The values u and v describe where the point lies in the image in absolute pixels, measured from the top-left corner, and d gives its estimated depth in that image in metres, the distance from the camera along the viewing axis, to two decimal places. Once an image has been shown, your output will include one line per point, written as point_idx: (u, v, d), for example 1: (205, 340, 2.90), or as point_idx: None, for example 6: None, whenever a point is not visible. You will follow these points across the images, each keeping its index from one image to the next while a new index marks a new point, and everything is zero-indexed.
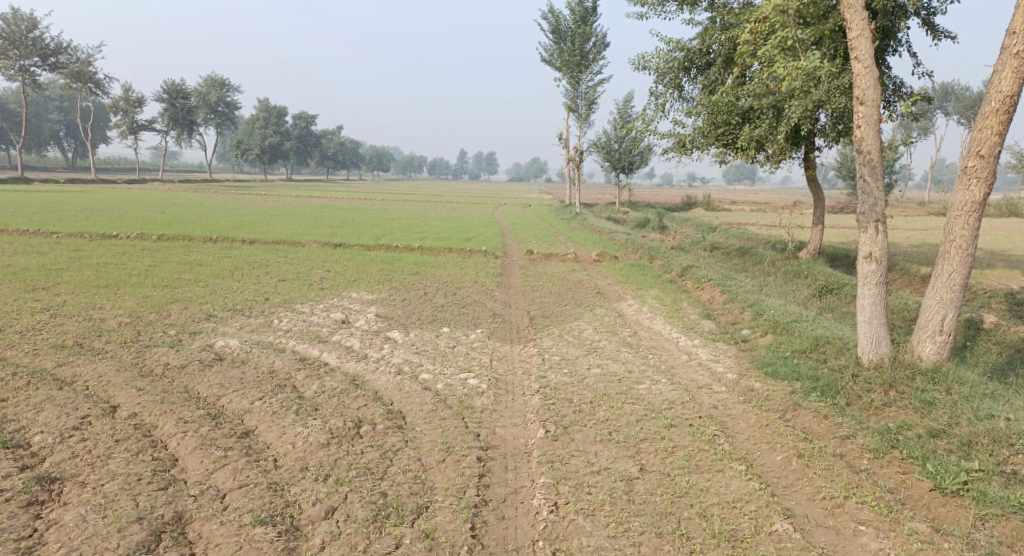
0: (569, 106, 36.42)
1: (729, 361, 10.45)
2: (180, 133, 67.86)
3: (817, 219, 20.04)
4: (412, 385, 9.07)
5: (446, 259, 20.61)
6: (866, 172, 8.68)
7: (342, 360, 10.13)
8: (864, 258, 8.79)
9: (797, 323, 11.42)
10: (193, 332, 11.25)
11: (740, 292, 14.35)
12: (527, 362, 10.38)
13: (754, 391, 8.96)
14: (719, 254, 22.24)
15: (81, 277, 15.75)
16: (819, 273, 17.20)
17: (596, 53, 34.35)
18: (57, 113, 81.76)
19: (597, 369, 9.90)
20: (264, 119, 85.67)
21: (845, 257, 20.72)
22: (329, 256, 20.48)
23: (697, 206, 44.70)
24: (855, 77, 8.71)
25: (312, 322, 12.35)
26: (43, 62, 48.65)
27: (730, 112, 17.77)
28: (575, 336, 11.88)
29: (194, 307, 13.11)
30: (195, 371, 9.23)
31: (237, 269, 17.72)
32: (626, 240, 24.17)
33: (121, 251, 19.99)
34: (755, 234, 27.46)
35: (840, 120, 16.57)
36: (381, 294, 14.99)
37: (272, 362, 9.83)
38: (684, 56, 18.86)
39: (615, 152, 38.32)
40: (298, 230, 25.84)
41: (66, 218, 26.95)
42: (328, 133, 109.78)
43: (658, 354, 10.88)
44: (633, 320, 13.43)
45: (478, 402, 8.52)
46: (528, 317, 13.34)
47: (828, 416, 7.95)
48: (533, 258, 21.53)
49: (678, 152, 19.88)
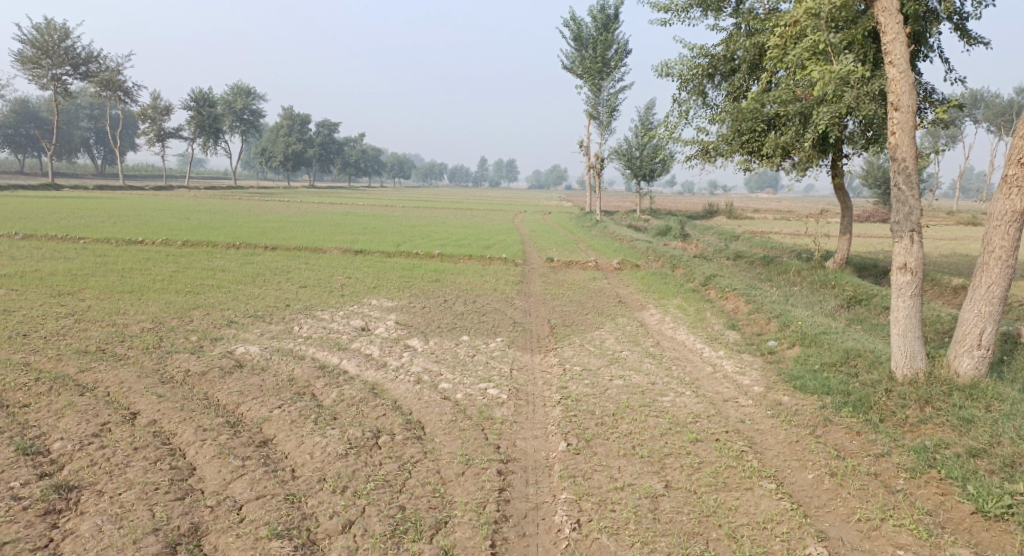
0: (591, 114, 36.26)
1: (755, 374, 10.20)
2: (206, 140, 68.69)
3: (845, 227, 19.67)
4: (431, 395, 8.96)
5: (467, 266, 20.50)
6: (901, 180, 8.45)
7: (361, 368, 10.04)
8: (898, 269, 8.56)
9: (826, 335, 11.14)
10: (214, 338, 11.23)
11: (766, 302, 14.08)
12: (548, 372, 10.22)
13: (782, 406, 8.72)
14: (743, 263, 21.93)
15: (105, 282, 15.84)
16: (846, 283, 16.85)
17: (618, 60, 34.19)
18: (87, 121, 83.20)
19: (620, 380, 9.70)
20: (288, 126, 86.49)
21: (873, 267, 20.32)
22: (350, 262, 20.47)
23: (719, 215, 44.27)
24: (889, 83, 8.50)
25: (331, 329, 12.29)
26: (73, 71, 49.51)
27: (755, 120, 17.50)
28: (597, 346, 11.69)
29: (216, 313, 13.11)
30: (214, 378, 9.18)
31: (258, 275, 17.75)
32: (648, 248, 23.91)
33: (145, 256, 20.15)
34: (779, 243, 27.07)
35: (869, 127, 16.24)
36: (401, 302, 14.91)
37: (292, 369, 9.76)
38: (708, 62, 18.64)
39: (636, 159, 38.06)
40: (320, 237, 25.91)
41: (92, 223, 27.27)
42: (351, 141, 110.56)
43: (682, 365, 10.65)
44: (656, 329, 13.21)
45: (499, 413, 8.37)
46: (548, 326, 13.18)
47: (861, 433, 7.71)
48: (554, 266, 21.36)
49: (702, 160, 19.63)
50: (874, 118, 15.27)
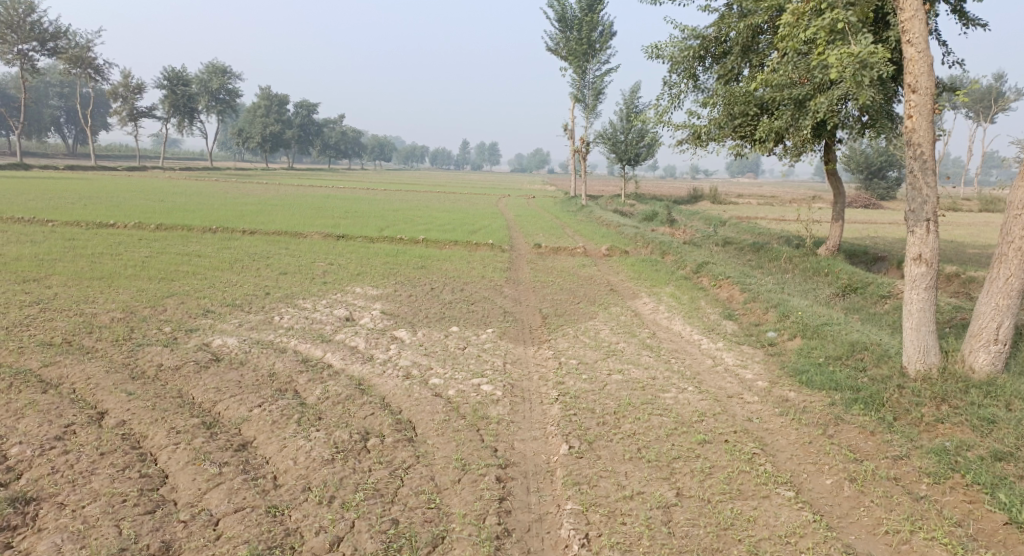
0: (576, 96, 35.67)
1: (758, 368, 9.81)
2: (181, 120, 67.08)
3: (837, 214, 19.35)
4: (421, 391, 8.46)
5: (452, 252, 19.94)
6: (918, 166, 8.06)
7: (346, 362, 9.50)
8: (912, 260, 8.22)
9: (828, 327, 10.79)
10: (189, 329, 10.62)
11: (762, 291, 13.70)
12: (543, 366, 9.74)
13: (789, 402, 8.35)
14: (733, 250, 21.57)
15: (73, 269, 15.10)
16: (841, 271, 16.54)
17: (604, 42, 33.58)
18: (58, 99, 81.11)
19: (618, 375, 9.27)
20: (266, 107, 84.89)
21: (864, 254, 20.06)
22: (331, 248, 19.81)
23: (704, 200, 43.97)
24: (907, 63, 8.08)
25: (314, 320, 11.71)
26: (42, 47, 47.96)
27: (748, 103, 17.06)
28: (592, 337, 11.24)
29: (191, 302, 12.47)
30: (189, 374, 8.60)
31: (236, 261, 17.07)
32: (636, 234, 23.48)
33: (117, 241, 19.37)
34: (767, 228, 26.79)
35: (865, 111, 15.88)
36: (386, 290, 14.35)
37: (272, 364, 9.20)
38: (699, 44, 18.14)
39: (621, 143, 37.51)
40: (300, 221, 25.19)
41: (62, 205, 26.31)
42: (330, 123, 108.71)
43: (681, 359, 10.24)
44: (651, 320, 12.78)
45: (493, 411, 7.89)
46: (540, 316, 12.69)
47: (876, 433, 7.38)
48: (541, 252, 20.86)
49: (692, 144, 19.18)
50: (871, 103, 14.91)
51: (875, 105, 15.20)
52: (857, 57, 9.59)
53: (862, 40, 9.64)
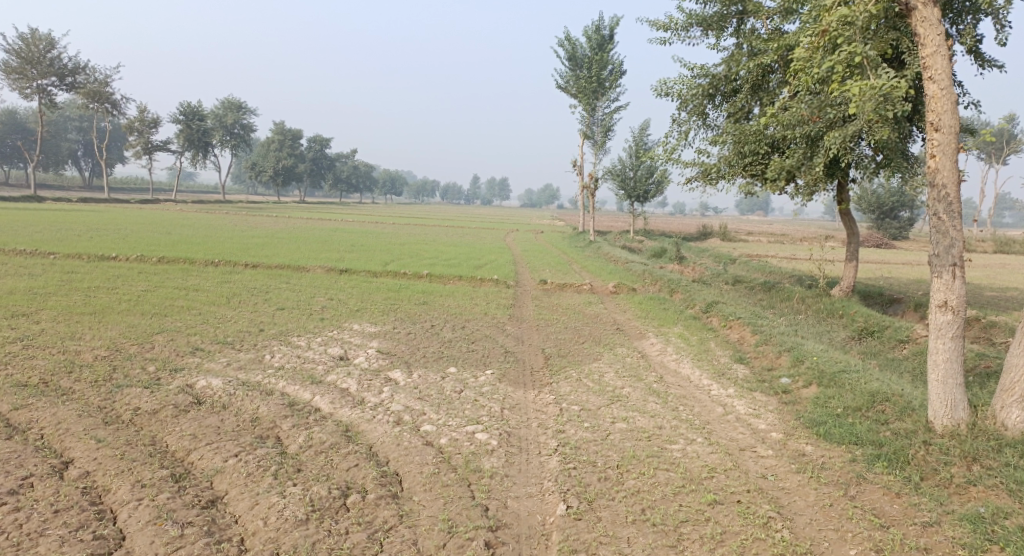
0: (585, 133, 35.53)
1: (772, 417, 9.24)
2: (195, 153, 67.56)
3: (850, 254, 18.76)
4: (411, 440, 7.92)
5: (456, 288, 19.49)
6: (943, 208, 7.57)
7: (335, 406, 8.97)
8: (936, 306, 7.70)
9: (846, 373, 10.20)
10: (174, 369, 10.16)
11: (775, 333, 13.14)
12: (543, 412, 9.18)
13: (806, 457, 7.81)
14: (743, 289, 21.02)
15: (66, 302, 14.73)
16: (856, 313, 15.97)
17: (613, 80, 33.54)
18: (76, 133, 82.20)
19: (622, 423, 8.71)
20: (279, 141, 85.55)
21: (879, 295, 19.49)
22: (333, 283, 19.41)
23: (714, 237, 43.50)
24: (929, 100, 7.66)
25: (306, 359, 11.22)
26: (60, 82, 48.53)
27: (758, 141, 16.72)
28: (595, 381, 10.69)
29: (181, 339, 12.03)
30: (167, 418, 8.13)
31: (234, 295, 16.69)
32: (644, 271, 22.98)
33: (116, 273, 19.06)
34: (778, 267, 26.24)
35: (879, 150, 15.47)
36: (385, 327, 13.87)
37: (256, 407, 8.70)
38: (709, 82, 17.85)
39: (630, 180, 37.21)
40: (304, 255, 24.87)
41: (67, 237, 26.12)
42: (343, 157, 109.48)
43: (689, 406, 9.66)
44: (658, 362, 12.22)
45: (486, 464, 7.34)
46: (543, 356, 12.14)
47: (902, 494, 6.83)
48: (546, 289, 20.38)
49: (702, 181, 18.80)
50: (885, 141, 14.52)
51: (890, 143, 14.81)
52: (877, 92, 9.19)
53: (881, 74, 9.23)
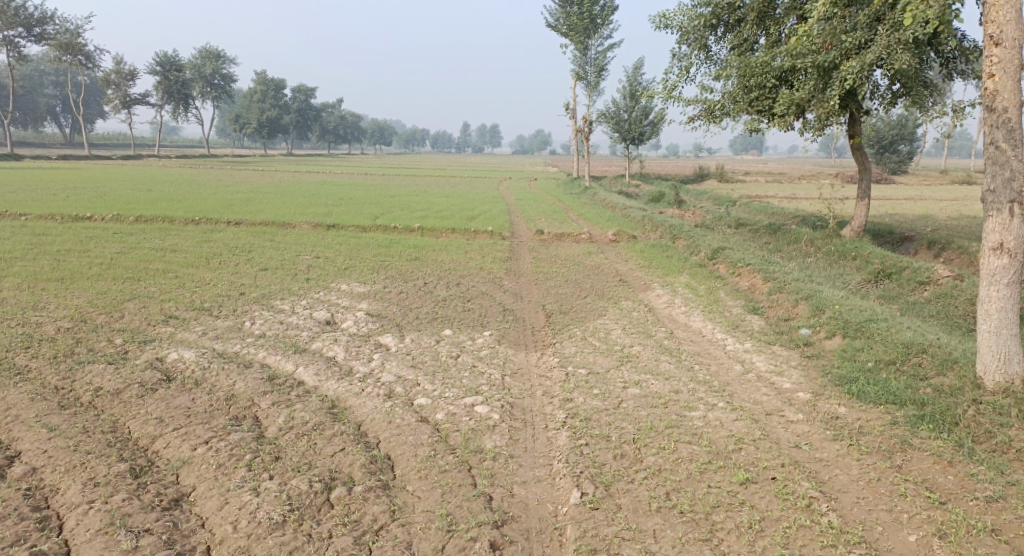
0: (578, 74, 34.08)
1: (797, 374, 8.45)
2: (175, 107, 65.56)
3: (862, 192, 17.80)
4: (404, 416, 7.15)
5: (449, 241, 18.56)
6: (1003, 135, 6.74)
7: (320, 379, 8.15)
8: (990, 250, 6.94)
9: (873, 322, 9.40)
10: (143, 341, 9.31)
11: (789, 279, 12.29)
12: (548, 378, 8.38)
13: (841, 421, 7.07)
14: (747, 233, 20.12)
15: (32, 268, 13.77)
16: (870, 254, 15.12)
17: (606, 16, 31.97)
18: (52, 88, 79.73)
19: (635, 388, 7.94)
20: (263, 92, 83.02)
21: (890, 234, 18.59)
22: (319, 239, 18.44)
23: (711, 178, 42.43)
24: (989, 9, 6.75)
25: (289, 325, 10.35)
26: (27, 34, 46.38)
27: (765, 75, 15.56)
28: (602, 340, 9.89)
29: (153, 306, 11.15)
30: (131, 399, 7.34)
31: (214, 255, 15.75)
32: (643, 217, 22.01)
33: (89, 235, 18.04)
34: (781, 208, 25.29)
35: (897, 79, 14.40)
36: (375, 286, 12.99)
37: (232, 383, 7.87)
38: (711, 12, 16.61)
39: (625, 122, 35.90)
40: (290, 209, 23.84)
41: (42, 198, 24.97)
42: (329, 106, 106.59)
43: (705, 365, 8.88)
44: (667, 315, 11.42)
45: (487, 442, 6.62)
46: (544, 314, 11.32)
47: (955, 463, 6.11)
48: (544, 239, 19.46)
49: (705, 120, 17.69)
50: (905, 69, 13.43)
51: (909, 71, 13.73)
52: None
53: None
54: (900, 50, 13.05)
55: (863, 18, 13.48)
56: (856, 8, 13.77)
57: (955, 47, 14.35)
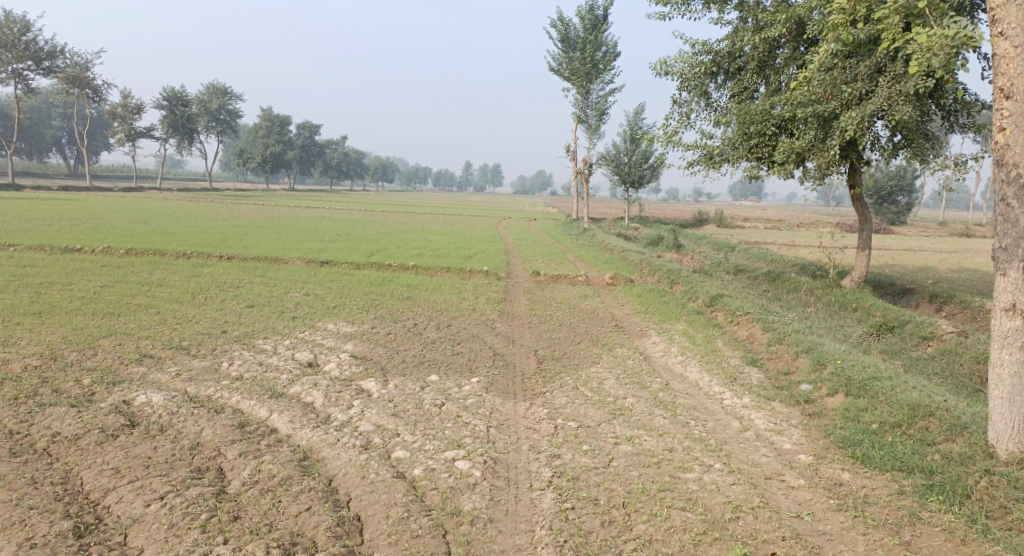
0: (578, 117, 34.16)
1: (797, 433, 7.99)
2: (179, 140, 65.84)
3: (863, 242, 17.51)
4: (379, 471, 6.72)
5: (443, 281, 18.22)
6: (1015, 191, 6.47)
7: (294, 426, 7.67)
8: (1002, 311, 6.65)
9: (878, 380, 8.99)
10: (113, 381, 8.87)
11: (790, 330, 11.89)
12: (535, 431, 7.93)
13: (844, 488, 6.68)
14: (746, 280, 19.80)
15: (11, 301, 13.37)
16: (872, 306, 14.77)
17: (608, 61, 32.18)
18: (59, 119, 80.28)
19: (626, 445, 7.49)
20: (267, 127, 83.56)
21: (892, 285, 18.26)
22: (311, 276, 18.08)
23: (710, 223, 42.28)
24: (1000, 60, 6.54)
25: (268, 367, 9.90)
26: (36, 66, 46.66)
27: (764, 122, 15.39)
28: (594, 390, 9.44)
29: (130, 344, 10.73)
30: (88, 447, 6.91)
31: (201, 291, 15.36)
32: (642, 261, 21.69)
33: (77, 267, 17.70)
34: (781, 255, 25.01)
35: (898, 130, 14.23)
36: (362, 326, 12.58)
37: (199, 430, 7.42)
38: (711, 59, 16.53)
39: (624, 165, 35.89)
40: (285, 245, 23.55)
41: (35, 228, 24.67)
42: (333, 143, 107.23)
43: (701, 420, 8.43)
44: (662, 365, 10.99)
45: (465, 503, 6.30)
46: (535, 360, 10.89)
47: (968, 541, 5.89)
48: (540, 281, 19.13)
49: (704, 166, 17.49)
50: (906, 120, 13.25)
51: (910, 122, 13.55)
52: None
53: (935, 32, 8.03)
54: (901, 102, 12.86)
55: (864, 69, 13.35)
56: (856, 59, 13.65)
57: (956, 100, 14.25)
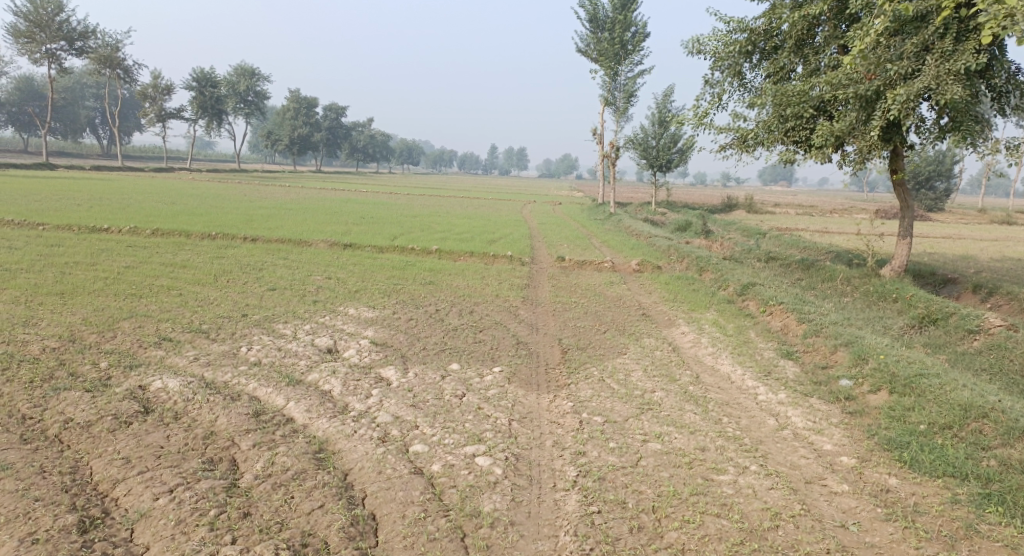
0: (606, 99, 33.47)
1: (838, 433, 7.51)
2: (209, 121, 66.24)
3: (904, 229, 16.79)
4: (396, 466, 6.48)
5: (467, 265, 17.89)
6: None
7: (310, 416, 7.37)
8: None
9: (925, 377, 8.47)
10: (129, 365, 8.68)
11: (827, 322, 11.37)
12: (559, 425, 7.57)
13: (892, 495, 6.36)
14: (778, 267, 19.18)
15: (34, 281, 13.29)
16: (912, 297, 14.15)
17: (637, 42, 31.40)
18: (92, 100, 81.20)
19: (655, 443, 7.11)
20: (295, 109, 83.59)
21: (932, 275, 17.54)
22: (334, 259, 17.87)
23: (739, 209, 41.34)
24: None
25: (287, 353, 9.65)
26: (69, 46, 46.92)
27: (802, 104, 14.71)
28: (621, 383, 9.05)
29: (149, 326, 10.57)
30: (100, 435, 6.73)
31: (223, 273, 15.21)
32: (670, 247, 21.14)
33: (102, 247, 17.68)
34: (814, 242, 24.26)
35: (945, 111, 13.50)
36: (383, 312, 12.31)
37: (214, 418, 7.17)
38: (746, 38, 15.85)
39: (653, 149, 35.16)
40: (309, 227, 23.42)
41: (65, 207, 24.81)
42: (361, 125, 107.21)
43: (734, 417, 8.00)
44: (693, 357, 10.54)
45: (485, 503, 6.06)
46: (560, 349, 10.52)
47: None
48: (564, 266, 18.72)
49: (737, 149, 16.88)
50: (956, 101, 12.50)
51: (960, 104, 12.82)
52: None
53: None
54: (950, 81, 12.13)
55: (910, 47, 12.64)
56: (901, 36, 12.93)
57: (1008, 80, 13.48)
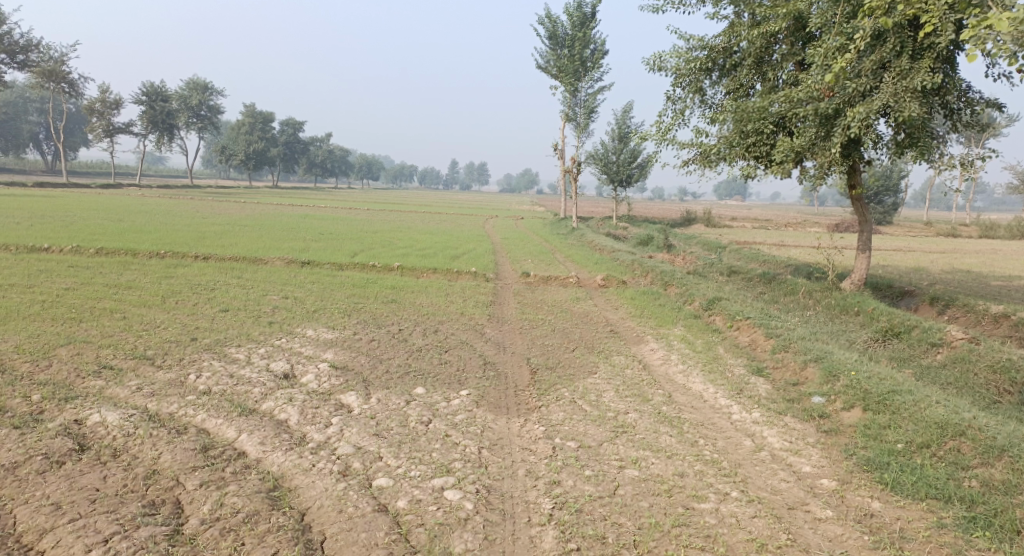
0: (566, 115, 33.46)
1: (817, 453, 7.28)
2: (160, 137, 64.54)
3: (863, 243, 16.91)
4: (359, 504, 6.08)
5: (429, 283, 17.47)
6: None
7: (264, 449, 6.85)
8: None
9: (898, 393, 8.34)
10: (65, 398, 8.03)
11: (795, 337, 11.24)
12: (531, 452, 7.19)
13: (876, 521, 6.15)
14: (741, 281, 19.17)
15: None
16: (875, 309, 14.21)
17: (596, 59, 31.50)
18: (37, 114, 78.54)
19: (633, 469, 6.79)
20: (250, 125, 82.05)
21: (891, 287, 17.70)
22: (291, 277, 17.26)
23: (698, 223, 41.69)
24: None
25: (239, 379, 9.06)
26: (11, 60, 45.19)
27: (762, 120, 14.67)
28: (593, 404, 8.72)
29: (89, 353, 9.88)
30: (28, 478, 6.17)
31: (172, 294, 14.49)
32: (633, 261, 21.00)
33: (42, 268, 16.76)
34: (774, 255, 24.45)
35: (902, 128, 13.62)
36: (343, 332, 11.79)
37: (157, 455, 6.60)
38: (706, 55, 15.80)
39: (613, 164, 35.24)
40: (264, 244, 22.68)
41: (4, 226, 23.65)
42: (318, 140, 105.93)
43: (711, 439, 7.73)
44: (663, 375, 10.27)
45: (456, 543, 5.75)
46: (529, 370, 10.15)
47: None
48: (528, 282, 18.41)
49: (700, 165, 16.81)
50: (914, 118, 12.60)
51: (917, 120, 12.92)
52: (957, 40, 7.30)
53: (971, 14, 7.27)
54: (908, 99, 12.22)
55: (868, 64, 12.69)
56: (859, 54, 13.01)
57: (962, 97, 13.67)
